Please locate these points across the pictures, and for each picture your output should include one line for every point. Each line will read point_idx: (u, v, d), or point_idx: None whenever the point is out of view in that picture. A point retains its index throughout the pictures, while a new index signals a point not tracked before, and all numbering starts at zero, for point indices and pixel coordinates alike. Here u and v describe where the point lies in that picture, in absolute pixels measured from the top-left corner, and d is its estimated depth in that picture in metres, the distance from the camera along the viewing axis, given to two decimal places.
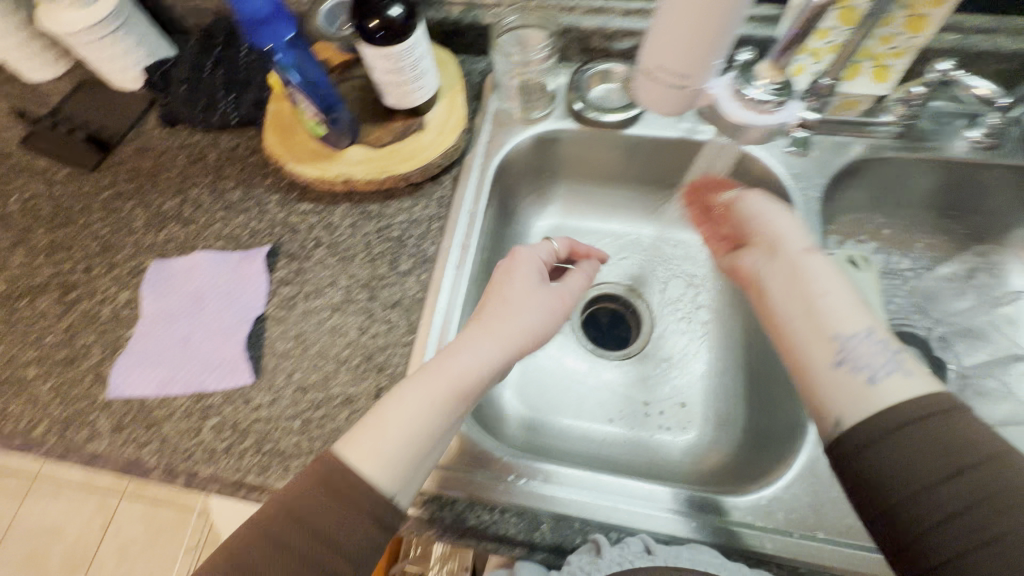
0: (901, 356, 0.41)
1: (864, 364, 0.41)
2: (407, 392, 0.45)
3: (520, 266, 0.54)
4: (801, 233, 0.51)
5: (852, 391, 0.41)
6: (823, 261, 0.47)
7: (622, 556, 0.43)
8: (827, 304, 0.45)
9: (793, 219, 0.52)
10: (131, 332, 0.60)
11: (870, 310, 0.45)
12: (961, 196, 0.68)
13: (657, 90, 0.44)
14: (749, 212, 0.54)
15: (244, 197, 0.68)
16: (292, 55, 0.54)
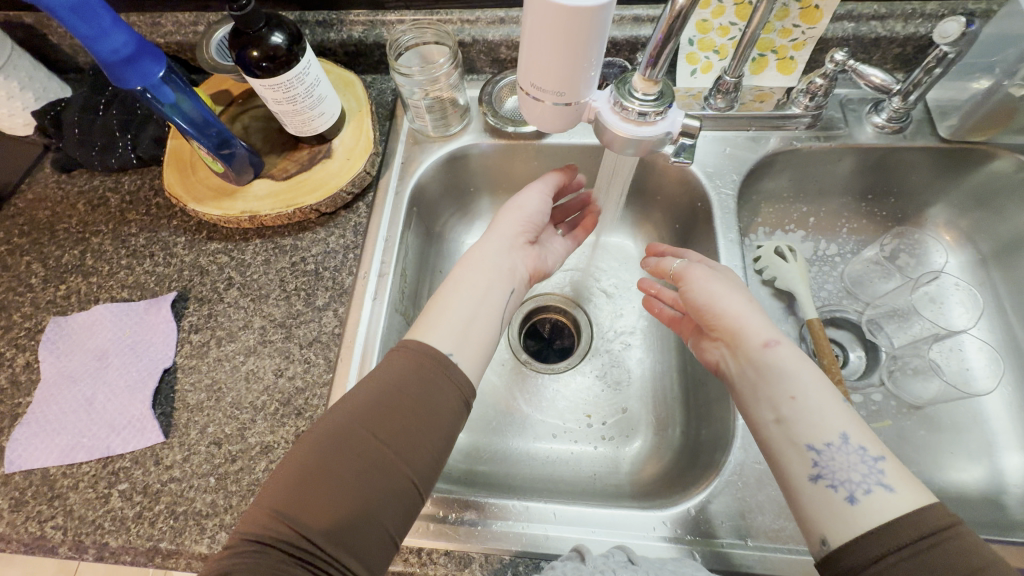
0: (883, 465, 0.40)
1: (842, 478, 0.40)
2: (441, 292, 0.51)
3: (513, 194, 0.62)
4: (759, 323, 0.48)
5: (830, 507, 0.40)
6: (782, 359, 0.45)
7: (606, 563, 0.41)
8: (797, 408, 0.43)
9: (748, 303, 0.50)
10: (30, 398, 0.56)
11: (847, 411, 0.43)
12: (877, 180, 0.69)
13: (539, 106, 0.42)
14: (702, 297, 0.51)
15: (149, 241, 0.65)
16: (169, 89, 0.51)
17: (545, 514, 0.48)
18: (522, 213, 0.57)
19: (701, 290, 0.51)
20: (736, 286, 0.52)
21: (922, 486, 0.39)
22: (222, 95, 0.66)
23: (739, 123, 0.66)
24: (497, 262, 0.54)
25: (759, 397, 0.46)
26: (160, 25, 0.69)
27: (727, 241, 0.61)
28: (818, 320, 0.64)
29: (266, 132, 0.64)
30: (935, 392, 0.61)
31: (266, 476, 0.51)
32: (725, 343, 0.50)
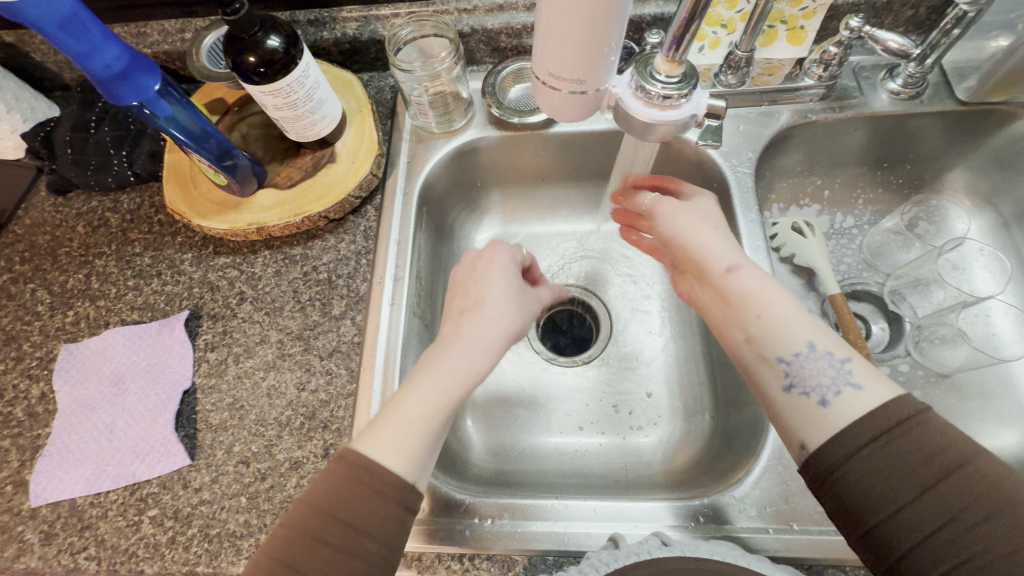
0: (850, 366, 0.40)
1: (813, 384, 0.41)
2: (416, 398, 0.43)
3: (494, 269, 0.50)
4: (723, 245, 0.47)
5: (805, 412, 0.40)
6: (745, 280, 0.45)
7: (641, 547, 0.42)
8: (763, 326, 0.44)
9: (716, 227, 0.49)
10: (49, 429, 0.55)
11: (809, 321, 0.44)
12: (892, 148, 0.67)
13: (556, 96, 0.40)
14: (668, 229, 0.51)
15: (155, 260, 0.63)
16: (166, 104, 0.49)
17: (584, 511, 0.47)
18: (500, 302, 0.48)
19: (669, 222, 0.51)
20: (703, 216, 0.50)
21: (886, 380, 0.40)
22: (217, 104, 0.64)
23: (750, 99, 0.65)
24: (461, 372, 0.44)
25: (731, 323, 0.46)
26: (146, 34, 0.67)
27: (748, 221, 0.59)
28: (841, 295, 0.63)
29: (266, 139, 0.62)
30: (963, 358, 0.61)
31: (298, 491, 0.50)
32: (693, 275, 0.50)
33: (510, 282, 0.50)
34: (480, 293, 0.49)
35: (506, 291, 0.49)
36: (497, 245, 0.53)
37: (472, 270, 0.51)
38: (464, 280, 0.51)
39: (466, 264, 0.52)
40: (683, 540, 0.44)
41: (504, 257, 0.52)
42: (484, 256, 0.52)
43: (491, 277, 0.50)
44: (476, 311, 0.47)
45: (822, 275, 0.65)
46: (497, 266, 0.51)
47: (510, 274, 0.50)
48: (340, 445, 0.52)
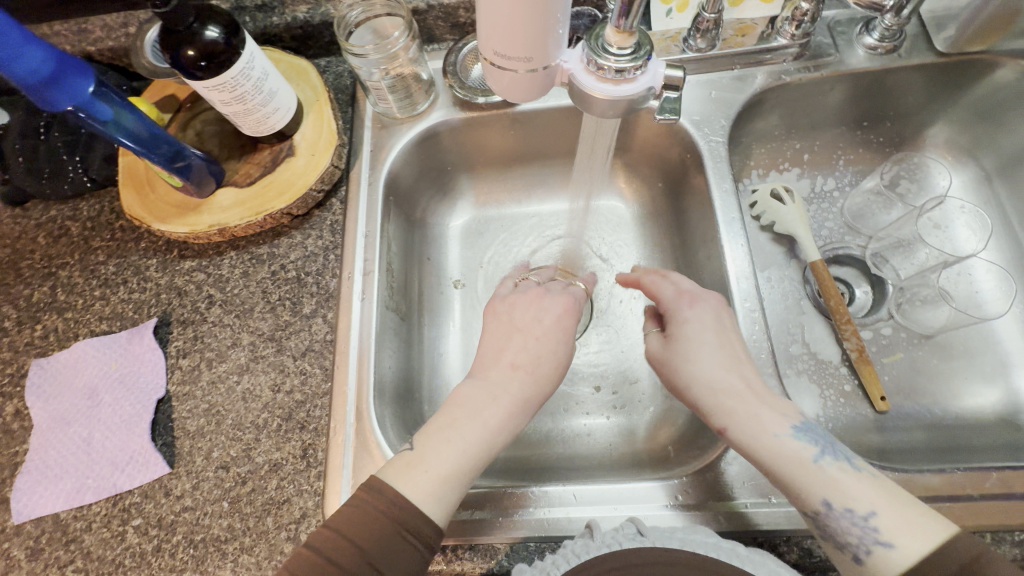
0: (878, 522, 0.39)
1: (844, 539, 0.39)
2: (461, 440, 0.43)
3: (551, 314, 0.51)
4: (708, 404, 0.45)
5: (847, 563, 0.40)
6: (738, 442, 0.44)
7: (614, 538, 0.42)
8: (776, 483, 0.43)
9: (705, 364, 0.46)
10: (27, 445, 0.54)
11: (821, 471, 0.41)
12: (871, 106, 0.65)
13: (506, 76, 0.38)
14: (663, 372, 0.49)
15: (120, 267, 0.61)
16: (105, 106, 0.47)
17: (563, 496, 0.47)
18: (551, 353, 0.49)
19: (662, 365, 0.49)
20: (687, 352, 0.47)
21: (925, 529, 0.38)
22: (168, 101, 0.62)
23: (722, 63, 0.62)
24: (503, 431, 0.45)
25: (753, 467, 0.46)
26: (88, 31, 0.64)
27: (722, 192, 0.58)
28: (822, 262, 0.63)
29: (222, 135, 0.60)
30: (947, 318, 0.61)
31: (279, 493, 0.50)
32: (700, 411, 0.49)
33: (564, 345, 0.50)
34: (537, 353, 0.48)
35: (562, 346, 0.50)
36: (569, 306, 0.52)
37: (533, 323, 0.50)
38: (522, 327, 0.50)
39: (528, 305, 0.52)
40: (657, 527, 0.44)
41: (570, 319, 0.52)
42: (551, 311, 0.51)
43: (561, 345, 0.50)
44: (529, 372, 0.47)
45: (802, 242, 0.64)
46: (557, 330, 0.50)
47: (566, 341, 0.50)
48: (318, 444, 0.51)
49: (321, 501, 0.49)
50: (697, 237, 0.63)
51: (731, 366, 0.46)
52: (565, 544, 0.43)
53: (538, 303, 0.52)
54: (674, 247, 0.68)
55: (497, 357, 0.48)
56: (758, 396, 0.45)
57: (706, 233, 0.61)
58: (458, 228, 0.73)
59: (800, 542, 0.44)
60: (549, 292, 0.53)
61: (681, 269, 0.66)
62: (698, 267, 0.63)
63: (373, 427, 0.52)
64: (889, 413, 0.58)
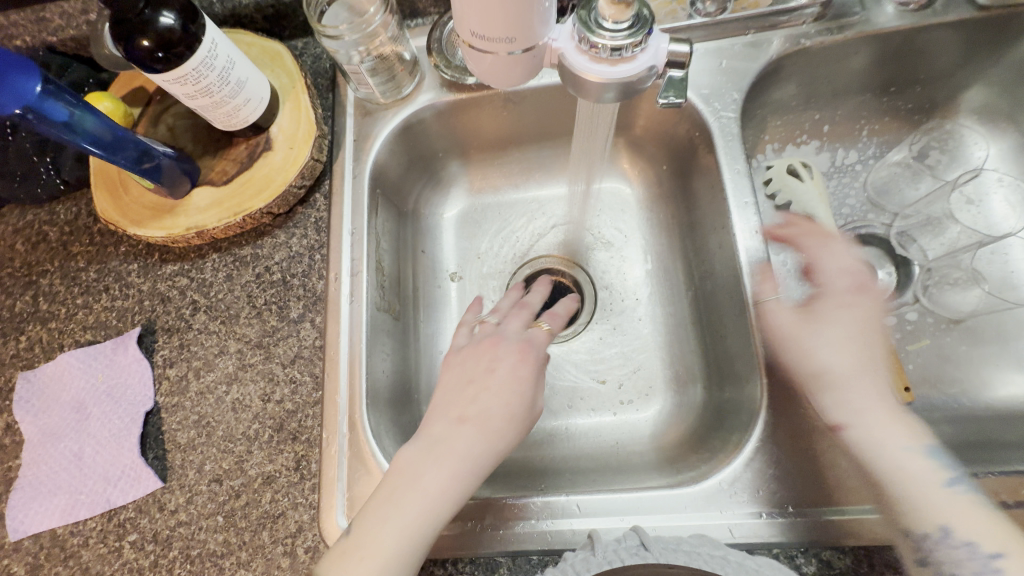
0: (1001, 563, 0.37)
1: (951, 568, 0.38)
2: (398, 514, 0.40)
3: (500, 363, 0.46)
4: (830, 398, 0.44)
5: None
6: (860, 442, 0.42)
7: (613, 554, 0.40)
8: (886, 493, 0.41)
9: (832, 358, 0.44)
10: (19, 461, 0.53)
11: (950, 497, 0.39)
12: (900, 69, 0.59)
13: (487, 59, 0.34)
14: (792, 345, 0.46)
15: (100, 274, 0.59)
16: (60, 105, 0.43)
17: (567, 507, 0.45)
18: (497, 407, 0.44)
19: (790, 343, 0.46)
20: (837, 336, 0.45)
21: None
22: (137, 93, 0.57)
23: (734, 28, 0.56)
24: (447, 498, 0.40)
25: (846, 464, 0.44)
26: (46, 19, 0.59)
27: (734, 173, 0.53)
28: (843, 243, 0.58)
29: (195, 129, 0.56)
30: (976, 303, 0.57)
31: (274, 506, 0.49)
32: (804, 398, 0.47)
33: (520, 398, 0.45)
34: (487, 406, 0.44)
35: (510, 398, 0.44)
36: (525, 353, 0.47)
37: (485, 374, 0.46)
38: (473, 379, 0.46)
39: (480, 355, 0.48)
40: (662, 537, 0.42)
41: (527, 368, 0.47)
42: (505, 360, 0.47)
43: (517, 402, 0.45)
44: (476, 427, 0.43)
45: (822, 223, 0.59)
46: (512, 382, 0.45)
47: (521, 395, 0.45)
48: (312, 456, 0.50)
49: (317, 514, 0.48)
50: (706, 222, 0.58)
51: (867, 366, 0.44)
52: (566, 558, 0.40)
53: (485, 354, 0.47)
54: (682, 232, 0.63)
55: (445, 408, 0.45)
56: (895, 410, 0.43)
57: (716, 220, 0.56)
58: (452, 217, 0.69)
59: (819, 553, 0.42)
60: (504, 338, 0.49)
61: (690, 256, 0.62)
62: (708, 254, 0.59)
63: (367, 437, 0.50)
64: (914, 405, 0.55)
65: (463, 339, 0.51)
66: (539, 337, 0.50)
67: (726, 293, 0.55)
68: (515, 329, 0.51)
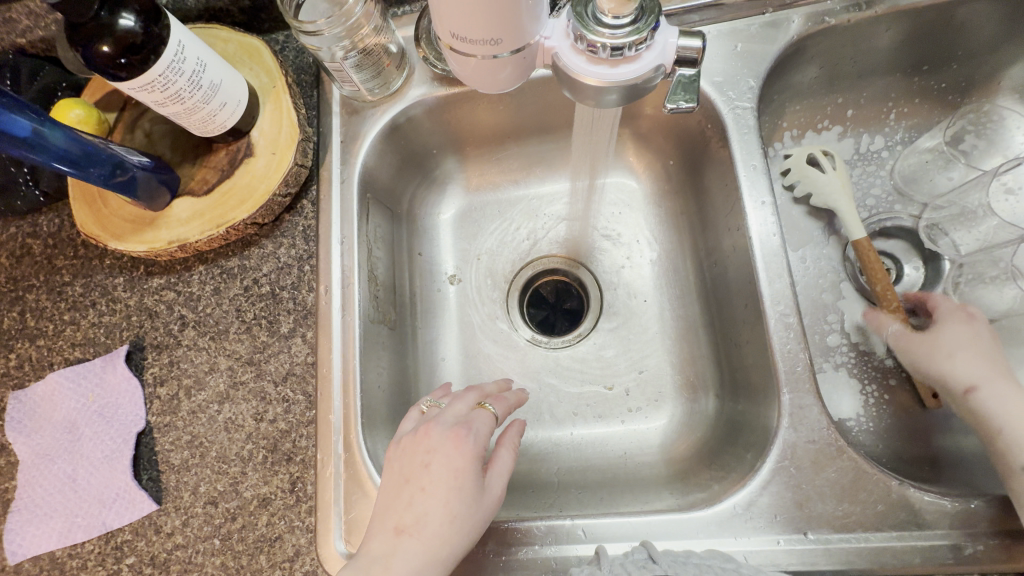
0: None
1: None
2: None
3: (436, 457, 0.40)
4: (960, 362, 0.46)
5: None
6: (986, 403, 0.43)
7: (619, 566, 0.39)
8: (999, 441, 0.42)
9: (978, 346, 0.46)
10: (14, 483, 0.52)
11: None
12: (934, 47, 0.54)
13: (471, 63, 0.30)
14: (913, 347, 0.49)
15: (85, 289, 0.56)
16: (21, 117, 0.41)
17: (572, 532, 0.43)
18: (438, 512, 0.39)
19: (915, 344, 0.49)
20: (954, 329, 0.48)
21: None
22: (111, 97, 0.54)
23: (750, 7, 0.51)
24: None
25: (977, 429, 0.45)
26: (12, 20, 0.55)
27: (749, 169, 0.49)
28: (867, 239, 0.53)
29: (173, 135, 0.53)
30: (1013, 301, 0.50)
31: (270, 530, 0.47)
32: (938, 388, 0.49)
33: (461, 496, 0.39)
34: (426, 510, 0.39)
35: (452, 500, 0.39)
36: (461, 441, 0.41)
37: (420, 471, 0.40)
38: (411, 476, 0.40)
39: (414, 447, 0.41)
40: (671, 551, 0.40)
41: (464, 459, 0.40)
42: (441, 451, 0.41)
43: (458, 504, 0.39)
44: (417, 538, 0.38)
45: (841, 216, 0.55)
46: (449, 478, 0.39)
47: (463, 492, 0.39)
48: (307, 477, 0.48)
49: (315, 539, 0.47)
50: (720, 221, 0.54)
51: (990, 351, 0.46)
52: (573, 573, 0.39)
53: (421, 448, 0.41)
54: (692, 230, 0.60)
55: (382, 516, 0.40)
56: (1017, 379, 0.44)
57: (730, 220, 0.52)
58: (450, 217, 0.66)
59: None
60: (439, 422, 0.43)
61: (701, 255, 0.59)
62: (721, 254, 0.55)
63: (364, 459, 0.48)
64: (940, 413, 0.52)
65: (408, 424, 0.45)
66: (482, 419, 0.43)
67: (740, 298, 0.52)
68: (455, 410, 0.44)
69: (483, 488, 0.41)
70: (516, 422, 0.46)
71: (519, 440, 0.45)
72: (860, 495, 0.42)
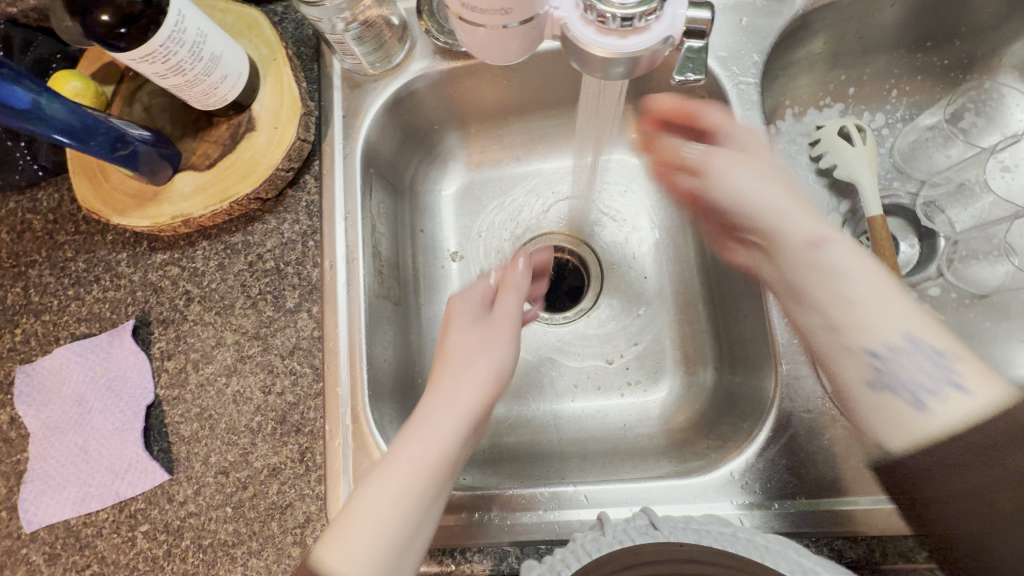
0: (956, 390, 0.38)
1: (907, 382, 0.39)
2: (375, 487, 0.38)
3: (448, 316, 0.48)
4: (801, 216, 0.45)
5: (897, 414, 0.40)
6: (830, 257, 0.43)
7: (625, 533, 0.40)
8: (835, 318, 0.42)
9: (784, 189, 0.47)
10: (25, 455, 0.52)
11: (908, 307, 0.41)
12: (936, 22, 0.54)
13: (480, 32, 0.30)
14: (728, 182, 0.48)
15: (89, 264, 0.56)
16: (18, 88, 0.41)
17: (575, 497, 0.45)
18: (454, 345, 0.45)
19: (732, 177, 0.48)
20: (770, 172, 0.48)
21: (999, 383, 0.39)
22: (109, 70, 0.53)
23: None
24: (437, 456, 0.39)
25: (795, 305, 0.45)
26: None
27: (751, 145, 0.50)
28: (882, 218, 0.54)
29: (173, 109, 0.53)
30: (1003, 277, 0.53)
31: (281, 498, 0.49)
32: (761, 244, 0.48)
33: (464, 330, 0.46)
34: (445, 352, 0.45)
35: (460, 335, 0.45)
36: (457, 299, 0.48)
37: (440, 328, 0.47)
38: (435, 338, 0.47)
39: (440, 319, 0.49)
40: (669, 516, 0.42)
41: (460, 303, 0.48)
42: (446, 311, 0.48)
43: (464, 349, 0.44)
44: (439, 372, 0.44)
45: (861, 191, 0.55)
46: (451, 321, 0.47)
47: (464, 324, 0.46)
48: (316, 448, 0.49)
49: (324, 507, 0.48)
50: None
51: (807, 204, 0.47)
52: (574, 538, 0.40)
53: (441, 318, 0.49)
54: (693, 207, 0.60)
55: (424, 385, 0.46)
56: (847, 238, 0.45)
57: None
58: (451, 194, 0.66)
59: (830, 542, 0.43)
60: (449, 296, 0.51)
61: (701, 231, 0.59)
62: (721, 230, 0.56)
63: (371, 430, 0.49)
64: None
65: None
66: (478, 280, 0.50)
67: (739, 272, 0.53)
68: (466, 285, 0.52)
69: (488, 317, 0.47)
70: (521, 263, 0.50)
71: (526, 277, 0.50)
72: (849, 461, 0.44)
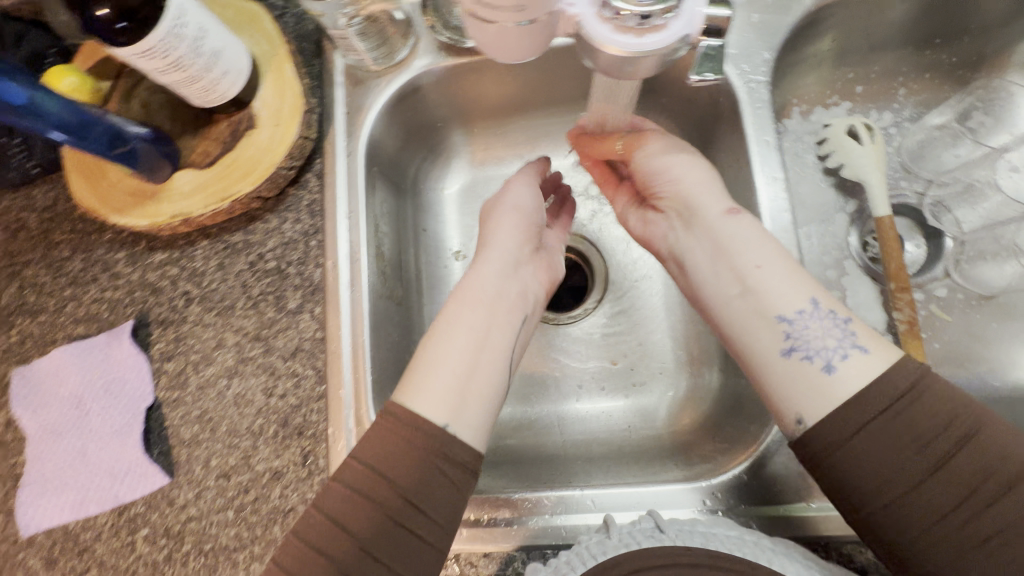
0: (855, 354, 0.38)
1: (815, 348, 0.40)
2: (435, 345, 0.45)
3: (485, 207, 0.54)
4: (707, 198, 0.47)
5: (808, 377, 0.39)
6: (733, 231, 0.44)
7: (632, 536, 0.40)
8: (746, 287, 0.43)
9: (701, 170, 0.48)
10: (22, 458, 0.52)
11: (801, 280, 0.42)
12: (946, 20, 0.54)
13: (491, 29, 0.29)
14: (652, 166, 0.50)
15: (86, 263, 0.55)
16: (13, 84, 0.40)
17: (581, 502, 0.45)
18: (492, 227, 0.51)
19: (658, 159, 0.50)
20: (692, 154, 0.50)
21: (870, 364, 0.38)
22: (106, 65, 0.52)
23: None
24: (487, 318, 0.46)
25: (710, 279, 0.45)
26: None
27: (761, 145, 0.49)
28: (890, 218, 0.53)
29: (172, 106, 0.52)
30: (1011, 277, 0.53)
31: (283, 502, 0.48)
32: (676, 220, 0.49)
33: (498, 215, 0.52)
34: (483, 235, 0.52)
35: (494, 218, 0.52)
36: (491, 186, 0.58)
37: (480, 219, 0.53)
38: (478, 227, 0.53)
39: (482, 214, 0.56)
40: (676, 519, 0.42)
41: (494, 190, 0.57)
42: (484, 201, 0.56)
43: (497, 213, 0.52)
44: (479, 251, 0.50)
45: (869, 191, 0.55)
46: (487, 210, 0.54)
47: (496, 209, 0.53)
48: (319, 451, 0.49)
49: None
50: None
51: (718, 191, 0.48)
52: (580, 541, 0.40)
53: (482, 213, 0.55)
54: None
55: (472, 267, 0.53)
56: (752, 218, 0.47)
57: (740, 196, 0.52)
58: (454, 192, 0.65)
59: (840, 547, 0.42)
60: None
61: None
62: None
63: None
64: None
65: None
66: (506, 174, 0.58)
67: None
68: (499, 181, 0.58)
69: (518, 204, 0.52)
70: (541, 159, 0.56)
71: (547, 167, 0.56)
72: None
